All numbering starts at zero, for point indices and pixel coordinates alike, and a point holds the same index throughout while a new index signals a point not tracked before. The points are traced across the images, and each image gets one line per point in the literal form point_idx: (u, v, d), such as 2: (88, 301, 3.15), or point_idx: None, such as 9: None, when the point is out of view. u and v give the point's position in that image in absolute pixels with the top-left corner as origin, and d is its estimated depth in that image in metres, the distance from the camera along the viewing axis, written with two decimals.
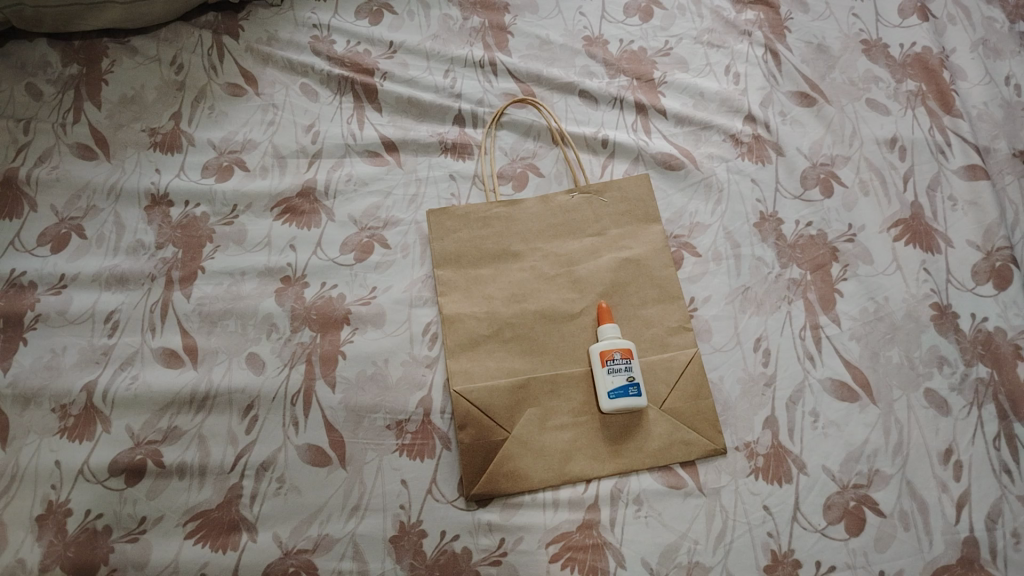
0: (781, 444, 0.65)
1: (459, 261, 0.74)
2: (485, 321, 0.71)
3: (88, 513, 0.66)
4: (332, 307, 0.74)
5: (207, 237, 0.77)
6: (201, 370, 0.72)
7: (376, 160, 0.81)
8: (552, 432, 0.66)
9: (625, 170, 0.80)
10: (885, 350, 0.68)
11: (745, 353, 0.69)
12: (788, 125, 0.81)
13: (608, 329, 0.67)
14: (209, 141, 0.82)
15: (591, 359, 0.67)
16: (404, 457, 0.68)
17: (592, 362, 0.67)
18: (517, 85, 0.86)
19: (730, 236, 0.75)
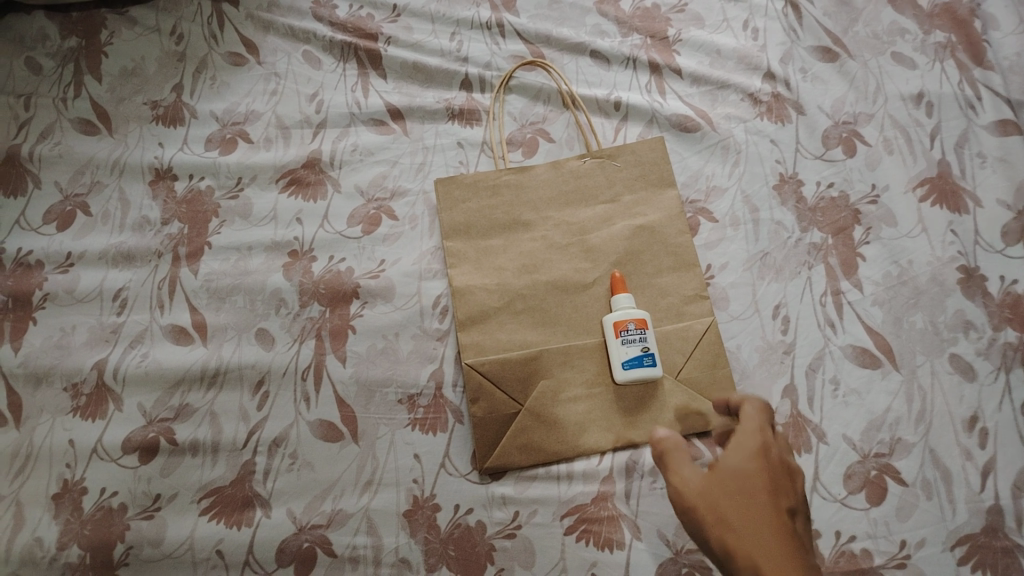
0: (801, 413, 0.63)
1: (469, 231, 0.72)
2: (496, 293, 0.69)
3: (104, 491, 0.67)
4: (341, 281, 0.72)
5: (212, 212, 0.76)
6: (211, 347, 0.71)
7: (382, 129, 0.79)
8: (565, 404, 0.65)
9: (639, 133, 0.77)
10: (908, 316, 0.65)
11: (764, 321, 0.67)
12: (809, 82, 0.77)
13: (621, 299, 0.65)
14: (212, 113, 0.80)
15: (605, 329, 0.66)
16: (416, 431, 0.67)
17: (606, 333, 0.66)
18: (525, 47, 0.83)
19: (749, 199, 0.72)
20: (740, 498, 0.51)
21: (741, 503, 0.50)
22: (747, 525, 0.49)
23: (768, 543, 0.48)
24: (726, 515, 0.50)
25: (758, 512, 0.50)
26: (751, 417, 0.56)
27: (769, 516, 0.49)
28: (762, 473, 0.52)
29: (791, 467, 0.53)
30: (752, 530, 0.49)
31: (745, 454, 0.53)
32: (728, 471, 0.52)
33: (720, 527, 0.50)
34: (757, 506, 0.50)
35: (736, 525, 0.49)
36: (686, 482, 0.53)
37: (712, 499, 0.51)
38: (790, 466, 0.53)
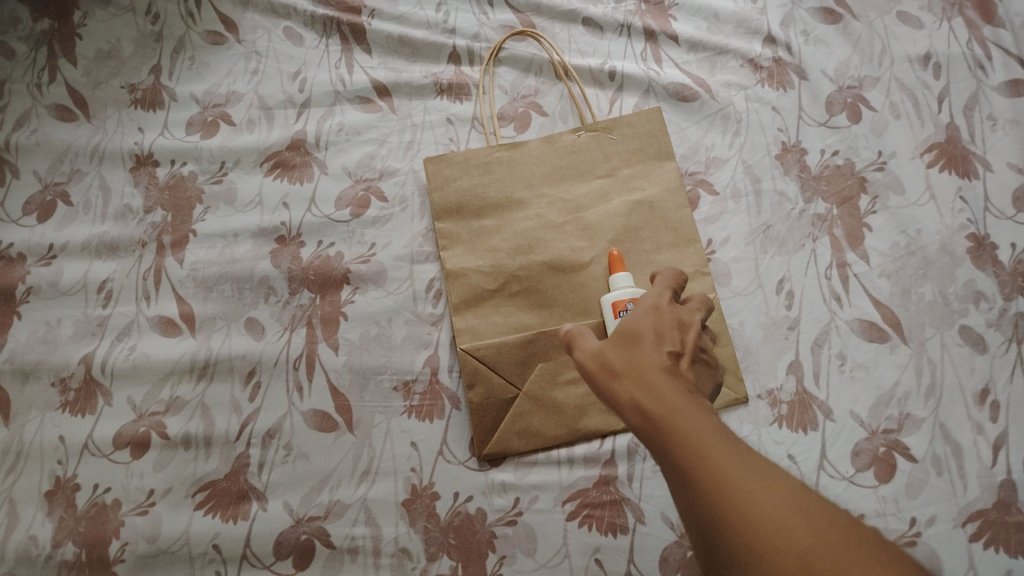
0: (806, 390, 0.62)
1: (461, 212, 0.69)
2: (491, 275, 0.67)
3: (96, 488, 0.66)
4: (330, 267, 0.70)
5: (196, 198, 0.74)
6: (200, 338, 0.69)
7: (368, 107, 0.76)
8: (564, 387, 0.63)
9: (635, 104, 0.74)
10: (917, 287, 0.63)
11: (767, 296, 0.65)
12: (811, 45, 0.74)
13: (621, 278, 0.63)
14: (192, 95, 0.77)
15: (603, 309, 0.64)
16: (412, 419, 0.66)
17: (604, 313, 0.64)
18: (515, 16, 0.78)
19: (750, 170, 0.69)
20: (627, 350, 0.44)
21: (630, 352, 0.44)
22: (642, 368, 0.42)
23: (648, 377, 0.41)
24: (612, 355, 0.44)
25: (645, 362, 0.43)
26: (659, 284, 0.50)
27: (653, 353, 0.43)
28: (652, 319, 0.46)
29: (682, 320, 0.47)
30: (646, 372, 0.42)
31: (640, 313, 0.47)
32: (629, 324, 0.46)
33: (609, 373, 0.43)
34: (641, 357, 0.43)
35: (634, 366, 0.42)
36: (586, 345, 0.46)
37: (616, 353, 0.44)
38: (684, 319, 0.47)
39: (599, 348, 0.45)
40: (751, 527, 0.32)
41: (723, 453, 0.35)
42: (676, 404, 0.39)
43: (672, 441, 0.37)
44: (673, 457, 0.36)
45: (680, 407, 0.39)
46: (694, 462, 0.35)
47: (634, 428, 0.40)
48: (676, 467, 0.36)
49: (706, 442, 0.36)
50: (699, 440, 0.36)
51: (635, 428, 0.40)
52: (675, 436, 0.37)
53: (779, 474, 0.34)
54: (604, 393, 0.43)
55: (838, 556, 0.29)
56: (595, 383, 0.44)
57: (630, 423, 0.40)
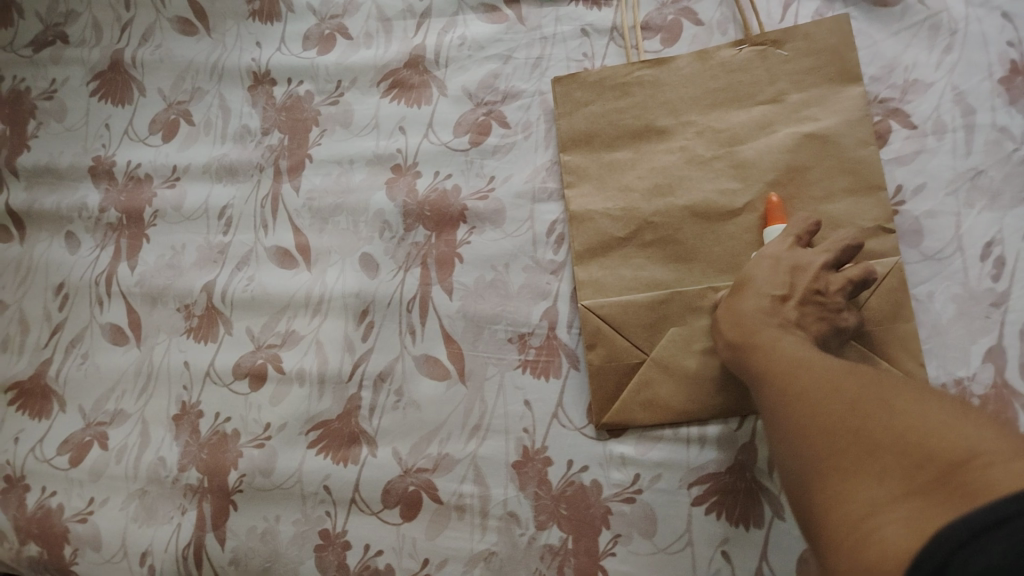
0: (1009, 384, 0.49)
1: (591, 142, 0.60)
2: (621, 220, 0.58)
3: (218, 416, 0.66)
4: (447, 202, 0.64)
5: (312, 120, 0.69)
6: (315, 272, 0.66)
7: (494, 16, 0.67)
8: (699, 356, 0.55)
9: (815, 10, 0.59)
10: None
11: (969, 263, 0.52)
12: None
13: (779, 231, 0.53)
14: (308, 5, 0.71)
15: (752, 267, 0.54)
16: (526, 374, 0.60)
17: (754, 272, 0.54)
18: None
19: (962, 98, 0.54)
20: (733, 293, 0.52)
21: (733, 294, 0.52)
22: (743, 307, 0.50)
23: (745, 312, 0.50)
24: (719, 302, 0.53)
25: (745, 307, 0.50)
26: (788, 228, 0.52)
27: (755, 287, 0.50)
28: (764, 258, 0.51)
29: (798, 264, 0.50)
30: (743, 312, 0.50)
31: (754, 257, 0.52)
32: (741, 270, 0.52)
33: (718, 318, 0.52)
34: (741, 295, 0.51)
35: (736, 307, 0.50)
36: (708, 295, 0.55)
37: (725, 302, 0.52)
38: (797, 262, 0.50)
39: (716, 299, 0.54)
40: (814, 417, 0.39)
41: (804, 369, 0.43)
42: (769, 334, 0.47)
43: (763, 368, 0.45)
44: (765, 381, 0.45)
45: (773, 341, 0.47)
46: (780, 381, 0.43)
47: (739, 361, 0.49)
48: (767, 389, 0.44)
49: (791, 366, 0.44)
50: (785, 366, 0.44)
51: (739, 364, 0.49)
52: (767, 364, 0.45)
53: (847, 372, 0.41)
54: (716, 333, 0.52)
55: (884, 420, 0.36)
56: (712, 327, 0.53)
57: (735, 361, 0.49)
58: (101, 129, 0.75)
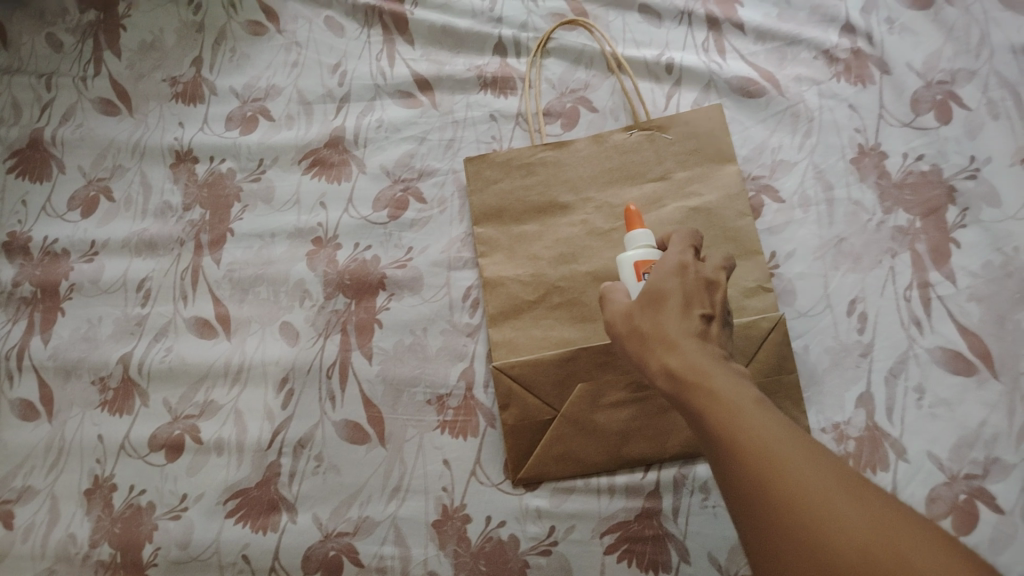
0: (878, 426, 0.55)
1: (501, 215, 0.65)
2: (530, 285, 0.63)
3: (133, 489, 0.65)
4: (366, 271, 0.67)
5: (234, 196, 0.72)
6: (235, 341, 0.68)
7: (410, 102, 0.72)
8: (607, 411, 0.59)
9: (693, 100, 0.67)
10: (1014, 314, 0.55)
11: (837, 318, 0.58)
12: (896, 34, 0.65)
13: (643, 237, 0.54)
14: (231, 89, 0.75)
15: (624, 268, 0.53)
16: (445, 435, 0.63)
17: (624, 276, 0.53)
18: (566, 4, 0.73)
19: (821, 176, 0.62)
20: (652, 311, 0.42)
21: (652, 312, 0.42)
22: (676, 342, 0.40)
23: (681, 344, 0.40)
24: (634, 318, 0.43)
25: (673, 330, 0.40)
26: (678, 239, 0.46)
27: (682, 314, 0.41)
28: (681, 274, 0.43)
29: (712, 280, 0.44)
30: (675, 336, 0.40)
31: (665, 270, 0.43)
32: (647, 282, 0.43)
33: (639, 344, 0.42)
34: (670, 323, 0.41)
35: (667, 340, 0.40)
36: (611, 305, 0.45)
37: (644, 320, 0.42)
38: (709, 276, 0.44)
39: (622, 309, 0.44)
40: (804, 525, 0.29)
41: (783, 454, 0.32)
42: (720, 377, 0.37)
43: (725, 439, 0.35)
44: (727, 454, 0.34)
45: (729, 394, 0.36)
46: (750, 463, 0.33)
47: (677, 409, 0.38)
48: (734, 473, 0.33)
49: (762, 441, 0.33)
50: (750, 436, 0.33)
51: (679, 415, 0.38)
52: (725, 431, 0.35)
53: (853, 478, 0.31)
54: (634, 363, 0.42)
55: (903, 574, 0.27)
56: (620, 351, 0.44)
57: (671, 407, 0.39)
58: (16, 206, 0.75)
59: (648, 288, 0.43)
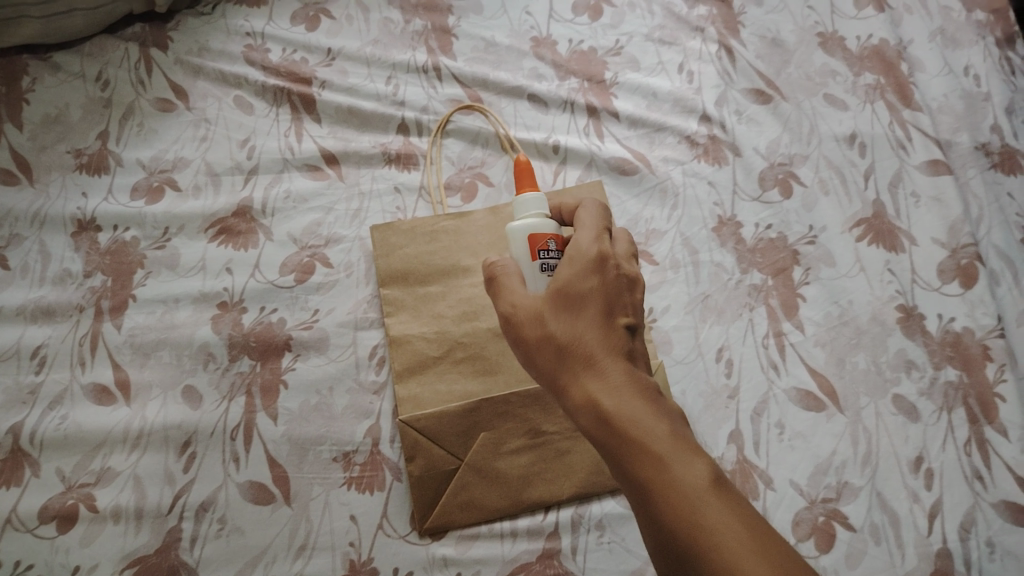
0: (747, 459, 0.61)
1: (406, 278, 0.70)
2: (435, 342, 0.67)
3: (18, 565, 0.61)
4: (272, 333, 0.70)
5: (138, 263, 0.73)
6: (135, 407, 0.67)
7: (316, 175, 0.77)
8: (508, 457, 0.63)
9: (578, 177, 0.76)
10: (850, 356, 0.65)
11: (707, 365, 0.65)
12: (743, 124, 0.77)
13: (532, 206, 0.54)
14: (138, 161, 0.77)
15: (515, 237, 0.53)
16: (352, 490, 0.64)
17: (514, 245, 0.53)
18: (463, 91, 0.81)
19: (688, 242, 0.71)
20: (570, 322, 0.44)
21: (570, 324, 0.44)
22: (598, 366, 0.42)
23: (605, 369, 0.42)
24: (550, 330, 0.44)
25: (595, 343, 0.43)
26: (587, 225, 0.47)
27: (599, 328, 0.43)
28: (597, 280, 0.45)
29: (635, 277, 0.47)
30: (596, 355, 0.43)
31: (580, 271, 0.45)
32: (560, 287, 0.45)
33: (555, 358, 0.43)
34: (591, 346, 0.43)
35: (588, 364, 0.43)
36: (521, 306, 0.46)
37: (563, 327, 0.44)
38: (629, 273, 0.46)
39: (534, 312, 0.45)
40: None
41: (721, 522, 0.36)
42: (655, 427, 0.40)
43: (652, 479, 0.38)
44: (658, 504, 0.38)
45: (657, 434, 0.40)
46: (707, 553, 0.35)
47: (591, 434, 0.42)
48: (672, 531, 0.37)
49: (701, 504, 0.37)
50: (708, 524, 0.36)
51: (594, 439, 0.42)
52: (665, 490, 0.38)
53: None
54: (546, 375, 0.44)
55: None
56: (526, 354, 0.45)
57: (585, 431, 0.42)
58: None
59: (567, 295, 0.45)
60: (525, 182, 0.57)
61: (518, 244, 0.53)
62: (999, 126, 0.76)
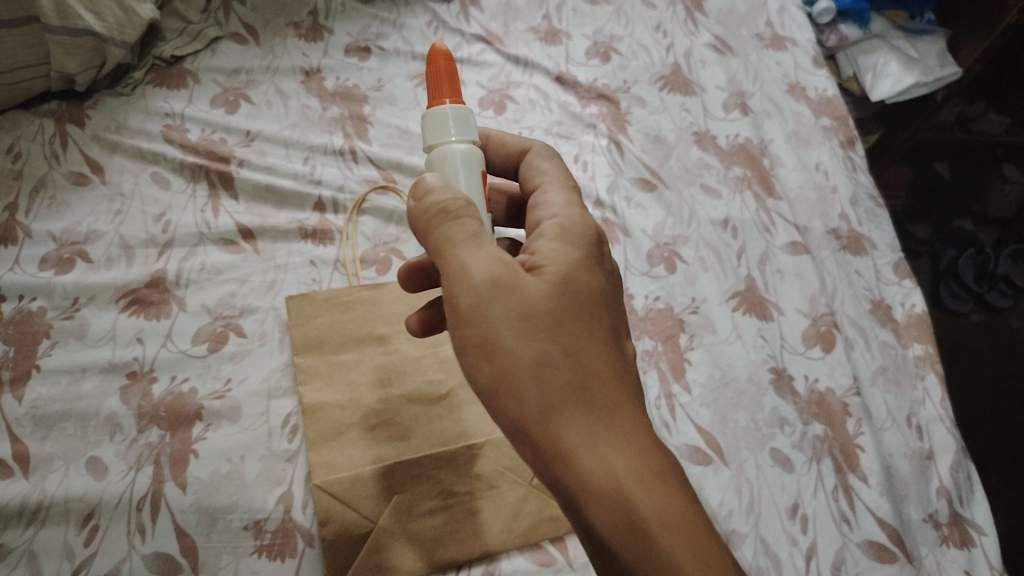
0: None
1: (321, 347, 0.73)
2: (349, 409, 0.69)
3: None
4: (182, 403, 0.70)
5: (44, 333, 0.71)
6: (33, 479, 0.64)
7: (232, 248, 0.79)
8: (420, 518, 0.66)
9: None
10: (732, 415, 0.72)
11: None
12: (632, 209, 0.86)
13: (463, 122, 0.49)
14: (48, 232, 0.77)
15: (465, 171, 0.48)
16: (262, 559, 0.64)
17: (457, 177, 0.48)
18: (377, 172, 0.87)
19: None
20: (573, 336, 0.42)
21: (569, 345, 0.42)
22: (600, 391, 0.42)
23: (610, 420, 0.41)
24: (550, 346, 0.41)
25: (598, 384, 0.42)
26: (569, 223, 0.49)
27: (598, 350, 0.43)
28: (594, 282, 0.46)
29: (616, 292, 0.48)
30: (600, 398, 0.41)
31: (578, 290, 0.44)
32: (559, 294, 0.43)
33: (556, 380, 0.41)
34: (595, 362, 0.42)
35: (595, 387, 0.41)
36: (511, 304, 0.42)
37: (565, 351, 0.42)
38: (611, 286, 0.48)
39: (530, 326, 0.41)
40: None
41: None
42: (665, 510, 0.40)
43: (648, 534, 0.39)
44: None
45: (661, 500, 0.40)
46: None
47: (577, 472, 0.40)
48: None
49: None
50: None
51: (575, 479, 0.40)
52: None
53: None
54: (528, 396, 0.40)
55: None
56: (505, 368, 0.41)
57: (563, 469, 0.40)
58: None
59: (566, 315, 0.43)
60: (445, 90, 0.49)
61: (468, 179, 0.48)
62: (846, 215, 0.89)
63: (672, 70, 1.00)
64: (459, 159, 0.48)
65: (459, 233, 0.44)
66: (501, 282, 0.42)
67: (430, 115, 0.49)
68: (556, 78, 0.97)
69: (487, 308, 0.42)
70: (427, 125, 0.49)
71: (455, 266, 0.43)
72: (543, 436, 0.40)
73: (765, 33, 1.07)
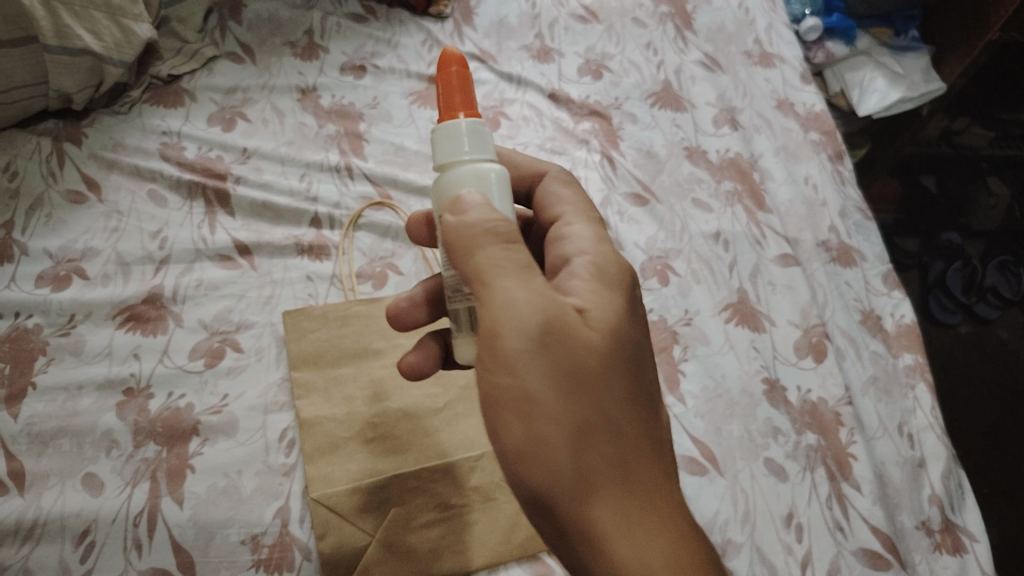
0: None
1: (317, 361, 0.73)
2: (345, 422, 0.70)
3: None
4: (179, 418, 0.70)
5: (40, 349, 0.72)
6: (28, 497, 0.64)
7: (228, 264, 0.80)
8: (418, 532, 0.66)
9: None
10: (726, 425, 0.72)
11: None
12: (625, 223, 0.87)
13: (482, 137, 0.47)
14: (45, 250, 0.77)
15: (499, 188, 0.47)
16: (260, 573, 0.64)
17: (493, 196, 0.47)
18: (373, 188, 0.88)
19: None
20: (609, 409, 0.42)
21: (605, 419, 0.41)
22: (631, 470, 0.41)
23: (640, 502, 0.41)
24: (588, 418, 0.40)
25: (630, 461, 0.41)
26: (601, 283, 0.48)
27: (631, 426, 0.42)
28: (628, 350, 0.45)
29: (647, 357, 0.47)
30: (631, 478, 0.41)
31: (615, 358, 0.43)
32: (598, 362, 0.42)
33: (591, 456, 0.40)
34: (627, 437, 0.42)
35: (625, 464, 0.41)
36: (552, 368, 0.40)
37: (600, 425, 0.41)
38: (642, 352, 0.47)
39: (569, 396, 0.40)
40: None
41: None
42: None
43: None
44: None
45: None
46: None
47: (606, 557, 0.39)
48: None
49: None
50: None
51: (602, 563, 0.39)
52: None
53: None
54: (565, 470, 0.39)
55: None
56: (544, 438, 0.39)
57: (590, 553, 0.39)
58: None
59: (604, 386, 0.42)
60: (458, 104, 0.48)
61: (502, 198, 0.47)
62: (835, 227, 0.90)
63: (663, 87, 1.01)
64: (492, 178, 0.47)
65: (497, 267, 0.42)
66: (542, 341, 0.40)
67: (444, 130, 0.47)
68: (549, 95, 0.99)
69: (530, 369, 0.39)
70: (441, 142, 0.47)
71: (492, 314, 0.40)
72: (573, 514, 0.39)
73: (754, 50, 1.09)
